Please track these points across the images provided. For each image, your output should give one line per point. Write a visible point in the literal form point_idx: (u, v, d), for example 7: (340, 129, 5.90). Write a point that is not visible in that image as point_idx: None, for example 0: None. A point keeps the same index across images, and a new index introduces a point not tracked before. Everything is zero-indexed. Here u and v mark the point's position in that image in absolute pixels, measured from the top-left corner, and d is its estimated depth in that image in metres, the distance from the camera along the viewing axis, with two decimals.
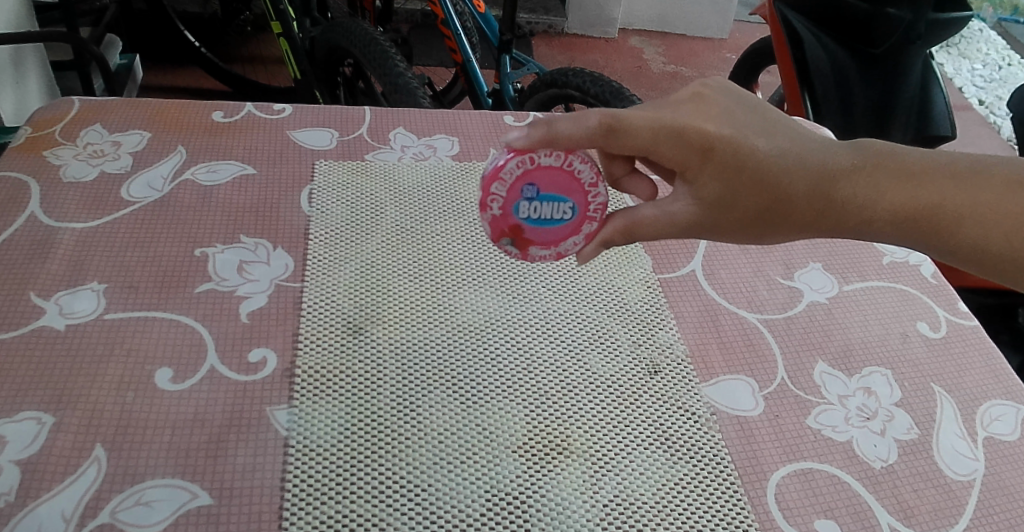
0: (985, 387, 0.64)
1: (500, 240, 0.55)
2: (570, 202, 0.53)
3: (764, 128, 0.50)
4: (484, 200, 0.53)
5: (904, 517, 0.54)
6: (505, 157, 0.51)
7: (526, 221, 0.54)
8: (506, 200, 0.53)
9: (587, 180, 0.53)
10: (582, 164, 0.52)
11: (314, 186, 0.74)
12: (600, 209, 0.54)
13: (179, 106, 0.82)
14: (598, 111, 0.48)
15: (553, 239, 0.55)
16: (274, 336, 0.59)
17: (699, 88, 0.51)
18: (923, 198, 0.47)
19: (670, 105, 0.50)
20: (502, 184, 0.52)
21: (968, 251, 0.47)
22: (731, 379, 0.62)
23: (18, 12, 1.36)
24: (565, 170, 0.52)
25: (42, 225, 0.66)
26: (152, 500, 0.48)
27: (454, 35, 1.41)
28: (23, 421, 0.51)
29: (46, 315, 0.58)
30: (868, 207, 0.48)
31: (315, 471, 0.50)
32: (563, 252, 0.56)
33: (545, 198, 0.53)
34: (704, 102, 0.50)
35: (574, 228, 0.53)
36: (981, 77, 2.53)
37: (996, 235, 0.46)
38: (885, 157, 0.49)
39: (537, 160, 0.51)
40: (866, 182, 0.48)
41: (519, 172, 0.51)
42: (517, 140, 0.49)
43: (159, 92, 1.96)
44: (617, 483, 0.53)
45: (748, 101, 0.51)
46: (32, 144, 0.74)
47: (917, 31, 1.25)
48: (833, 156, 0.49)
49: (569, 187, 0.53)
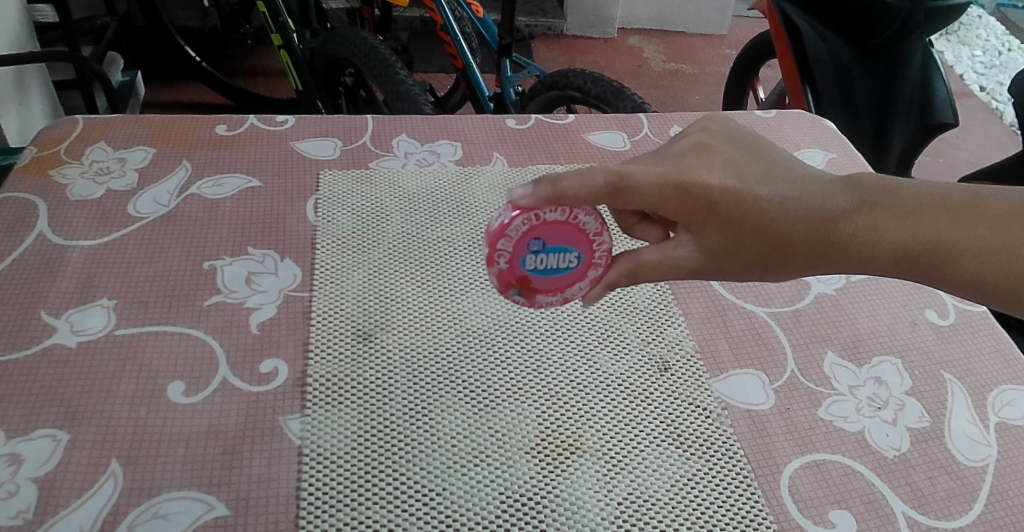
0: (996, 373, 0.63)
1: (506, 291, 0.54)
2: (575, 252, 0.53)
3: (766, 175, 0.49)
4: (491, 256, 0.52)
5: (918, 505, 0.54)
6: (510, 215, 0.50)
7: (533, 272, 0.53)
8: (513, 254, 0.52)
9: (592, 231, 0.52)
10: (588, 217, 0.51)
11: (320, 197, 0.74)
12: (605, 256, 0.53)
13: (183, 121, 0.83)
14: (603, 169, 0.46)
15: (559, 286, 0.54)
16: (285, 345, 0.60)
17: (701, 136, 0.51)
18: (921, 235, 0.47)
19: (671, 158, 0.49)
20: (508, 240, 0.51)
21: (969, 283, 0.47)
22: (742, 373, 0.62)
23: (20, 33, 1.37)
24: (570, 223, 0.51)
25: (51, 244, 0.66)
26: (169, 513, 0.48)
27: (453, 41, 1.42)
28: (39, 439, 0.52)
29: (57, 333, 0.59)
30: (868, 246, 0.48)
31: (329, 480, 0.51)
32: (569, 297, 0.55)
33: (551, 250, 0.52)
34: (707, 152, 0.50)
35: (579, 276, 0.53)
36: (981, 63, 2.52)
37: (994, 267, 0.46)
38: (884, 195, 0.49)
39: (542, 216, 0.50)
40: (865, 221, 0.48)
41: (524, 229, 0.51)
42: (522, 199, 0.47)
43: (161, 109, 1.98)
44: (631, 481, 0.53)
45: (750, 146, 0.51)
46: (37, 164, 0.75)
47: (917, 19, 1.21)
48: (832, 198, 0.49)
49: (575, 238, 0.52)
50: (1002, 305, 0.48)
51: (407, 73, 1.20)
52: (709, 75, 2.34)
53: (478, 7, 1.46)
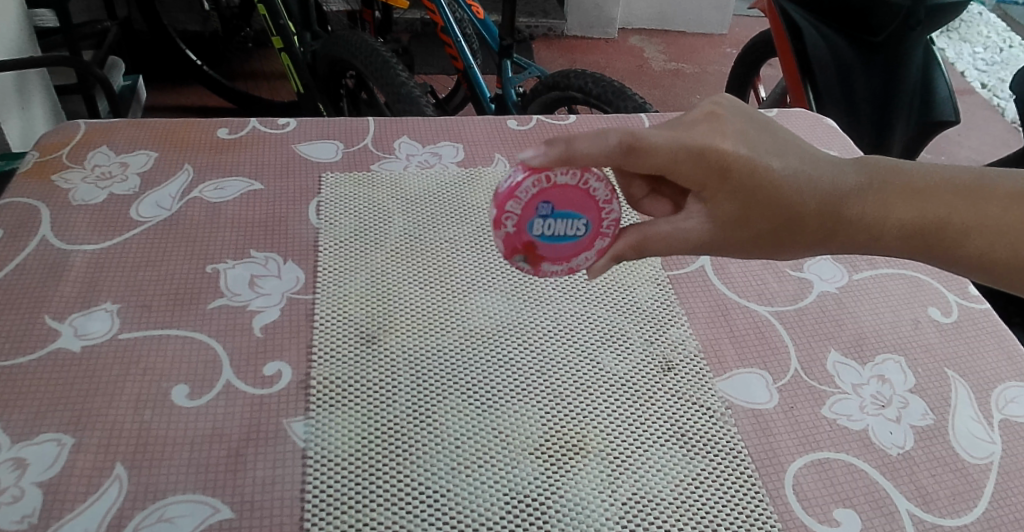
0: (998, 369, 0.63)
1: (512, 256, 0.54)
2: (584, 219, 0.53)
3: (777, 147, 0.49)
4: (498, 217, 0.52)
5: (922, 503, 0.53)
6: (520, 175, 0.51)
7: (540, 238, 0.54)
8: (521, 217, 0.52)
9: (602, 197, 0.52)
10: (598, 183, 0.52)
11: (322, 198, 0.74)
12: (613, 226, 0.54)
13: (185, 125, 0.83)
14: (619, 130, 0.47)
15: (565, 255, 0.55)
16: (288, 348, 0.60)
17: (713, 106, 0.51)
18: (931, 213, 0.47)
19: (685, 124, 0.49)
20: (517, 202, 0.52)
21: (975, 262, 0.48)
22: (746, 371, 0.61)
23: (22, 39, 1.37)
24: (580, 187, 0.52)
25: (54, 248, 0.66)
26: (174, 516, 0.49)
27: (453, 42, 1.42)
28: (43, 443, 0.52)
29: (62, 337, 0.59)
30: (877, 225, 0.48)
31: (333, 483, 0.51)
32: (575, 267, 0.55)
33: (559, 215, 0.53)
34: (720, 120, 0.49)
35: (587, 244, 0.53)
36: (983, 60, 2.51)
37: (1001, 246, 0.47)
38: (894, 175, 0.49)
39: (553, 178, 0.51)
40: (874, 199, 0.48)
41: (535, 190, 0.51)
42: (533, 160, 0.48)
43: (163, 113, 1.98)
44: (635, 481, 0.53)
45: (760, 120, 0.51)
46: (40, 169, 0.75)
47: (917, 16, 1.22)
48: (842, 175, 0.49)
49: (584, 204, 0.52)
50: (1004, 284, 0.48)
51: (408, 74, 1.20)
52: (711, 73, 2.34)
53: (478, 8, 1.45)
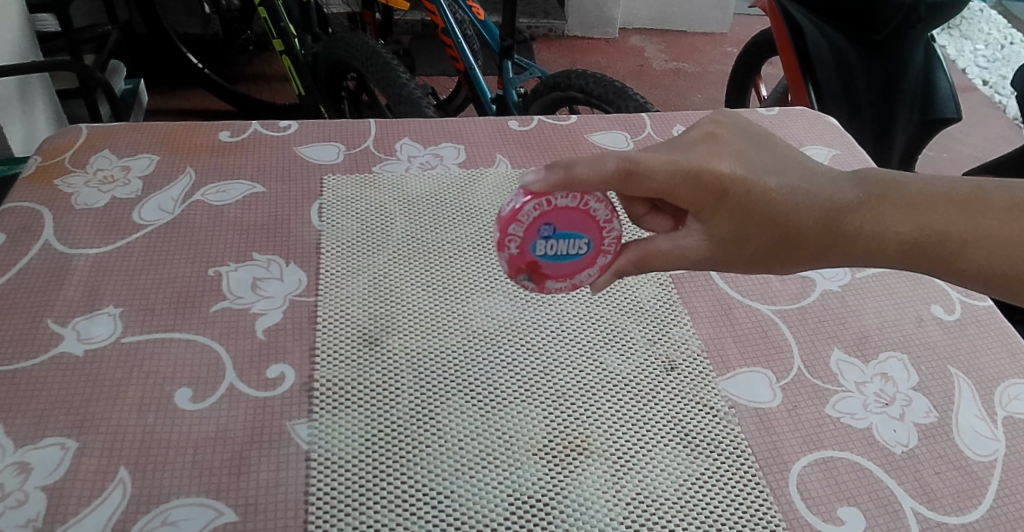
0: (1002, 367, 0.63)
1: (516, 275, 0.55)
2: (585, 238, 0.53)
3: (774, 166, 0.49)
4: (502, 240, 0.52)
5: (927, 501, 0.53)
6: (522, 199, 0.51)
7: (543, 258, 0.54)
8: (524, 239, 0.53)
9: (603, 217, 0.52)
10: (598, 203, 0.52)
11: (325, 201, 0.74)
12: (614, 243, 0.53)
13: (187, 128, 0.83)
14: (616, 155, 0.47)
15: (568, 272, 0.55)
16: (291, 351, 0.60)
17: (711, 126, 0.51)
18: (929, 226, 0.47)
19: (682, 146, 0.49)
20: (519, 225, 0.52)
21: (974, 274, 0.47)
22: (748, 371, 0.61)
23: (23, 45, 1.37)
24: (581, 209, 0.52)
25: (57, 252, 0.66)
26: (178, 519, 0.49)
27: (454, 43, 1.42)
28: (47, 447, 0.52)
29: (65, 341, 0.59)
30: (876, 239, 0.48)
31: (337, 485, 0.51)
32: (578, 283, 0.55)
33: (561, 236, 0.53)
34: (717, 141, 0.50)
35: (588, 262, 0.53)
36: (984, 57, 2.51)
37: (1000, 258, 0.46)
38: (893, 187, 0.49)
39: (553, 201, 0.51)
40: (872, 213, 0.48)
41: (536, 214, 0.51)
42: (534, 184, 0.48)
43: (165, 116, 1.99)
44: (639, 482, 0.53)
45: (758, 137, 0.51)
46: (42, 173, 0.75)
47: (918, 14, 1.24)
48: (841, 191, 0.49)
49: (585, 225, 0.52)
50: (1003, 294, 0.48)
51: (410, 76, 1.20)
52: (712, 73, 2.34)
53: (479, 8, 1.45)
